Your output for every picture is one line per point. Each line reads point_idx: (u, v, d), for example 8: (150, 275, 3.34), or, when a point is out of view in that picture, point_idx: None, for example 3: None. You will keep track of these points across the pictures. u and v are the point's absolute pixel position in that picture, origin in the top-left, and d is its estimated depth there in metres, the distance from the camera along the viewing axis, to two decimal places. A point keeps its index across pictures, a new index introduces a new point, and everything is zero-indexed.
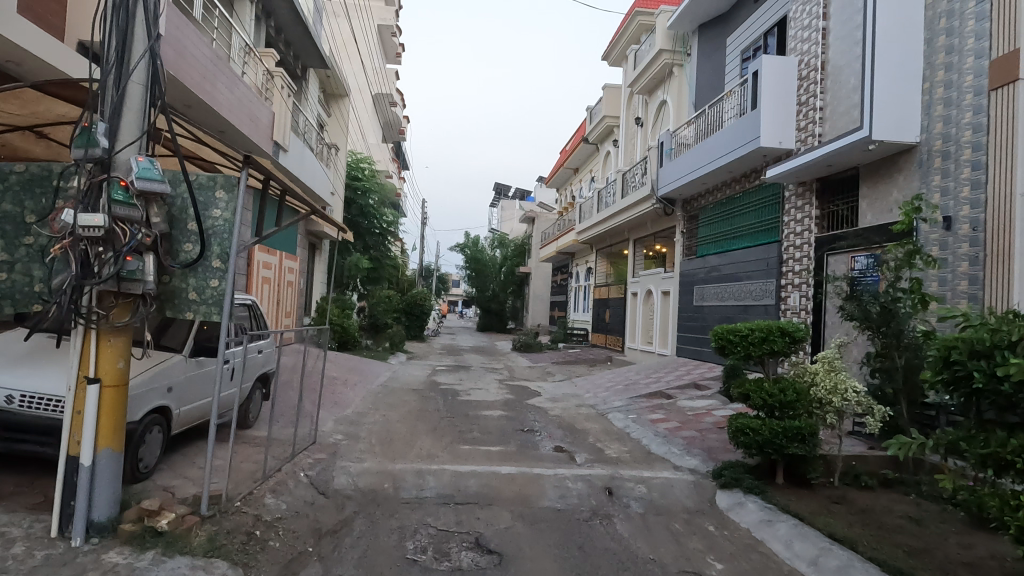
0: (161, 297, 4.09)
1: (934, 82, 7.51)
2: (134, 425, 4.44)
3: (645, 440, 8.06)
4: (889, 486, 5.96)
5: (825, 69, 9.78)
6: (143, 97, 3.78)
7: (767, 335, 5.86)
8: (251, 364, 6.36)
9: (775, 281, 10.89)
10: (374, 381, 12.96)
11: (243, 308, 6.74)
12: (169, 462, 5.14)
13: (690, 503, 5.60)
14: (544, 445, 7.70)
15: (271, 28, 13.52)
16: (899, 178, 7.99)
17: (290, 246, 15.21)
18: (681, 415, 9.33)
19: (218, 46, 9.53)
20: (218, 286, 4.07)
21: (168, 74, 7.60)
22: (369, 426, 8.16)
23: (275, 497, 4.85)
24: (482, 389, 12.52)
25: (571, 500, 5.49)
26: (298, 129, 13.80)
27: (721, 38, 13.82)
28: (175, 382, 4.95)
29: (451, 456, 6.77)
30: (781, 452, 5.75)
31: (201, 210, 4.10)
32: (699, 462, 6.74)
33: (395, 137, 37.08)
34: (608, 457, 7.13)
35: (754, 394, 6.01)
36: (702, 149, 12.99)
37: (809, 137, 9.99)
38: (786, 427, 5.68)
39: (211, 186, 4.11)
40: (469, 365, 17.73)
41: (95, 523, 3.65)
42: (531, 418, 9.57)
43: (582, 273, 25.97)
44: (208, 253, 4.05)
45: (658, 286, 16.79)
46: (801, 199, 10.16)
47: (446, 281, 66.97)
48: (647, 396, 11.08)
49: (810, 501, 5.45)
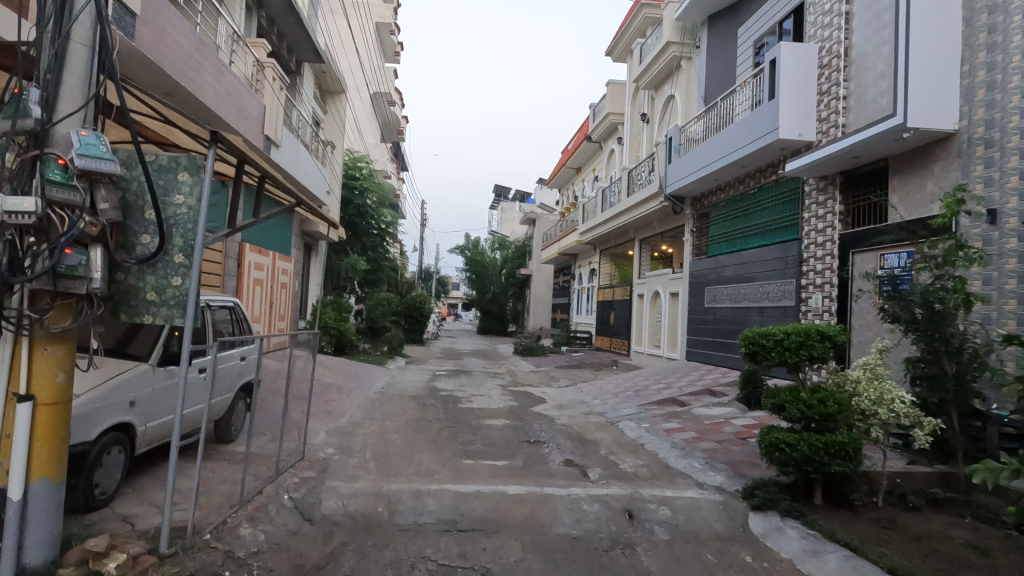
0: (113, 299, 3.50)
1: (975, 64, 6.93)
2: (87, 447, 3.85)
3: (662, 453, 7.45)
4: (938, 506, 5.40)
5: (848, 56, 9.20)
6: (88, 60, 3.20)
7: (805, 340, 5.25)
8: (231, 372, 5.76)
9: (795, 280, 10.30)
10: (372, 387, 12.35)
11: (223, 311, 6.15)
12: (133, 487, 4.54)
13: (721, 528, 5.02)
14: (553, 458, 7.11)
15: (263, 18, 12.93)
16: (934, 169, 7.43)
17: (283, 246, 14.61)
18: (697, 424, 8.72)
19: (203, 31, 8.92)
20: (182, 285, 3.50)
21: (145, 57, 6.97)
22: (363, 438, 7.56)
23: (252, 526, 4.26)
24: (484, 396, 11.92)
25: (587, 525, 4.89)
26: (292, 125, 13.21)
27: (733, 28, 13.26)
28: (139, 395, 4.37)
29: (452, 473, 6.16)
30: (821, 470, 5.14)
31: (160, 195, 3.51)
32: (724, 478, 6.16)
33: (394, 137, 36.48)
34: (624, 472, 6.52)
35: (791, 405, 5.39)
36: (713, 143, 12.39)
37: (832, 128, 9.40)
38: (828, 443, 5.07)
39: (171, 169, 3.54)
40: (469, 369, 17.11)
41: (27, 568, 3.05)
42: (537, 427, 8.98)
43: (586, 274, 25.31)
44: (169, 246, 3.48)
45: (666, 287, 16.17)
46: (822, 193, 9.60)
47: (445, 283, 66.49)
48: (659, 403, 10.48)
49: (857, 526, 4.85)
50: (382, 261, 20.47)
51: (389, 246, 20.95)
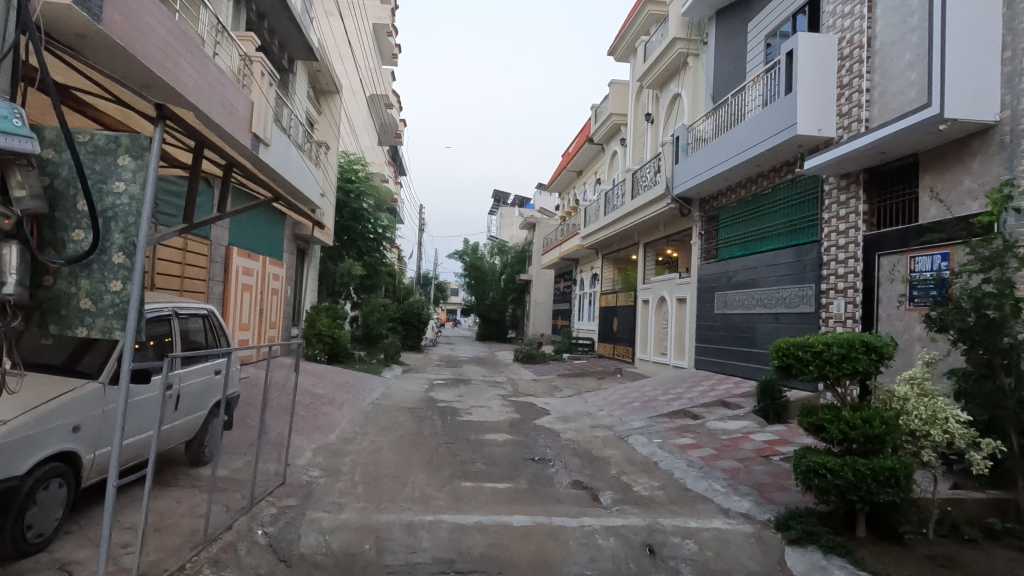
0: (39, 307, 2.91)
1: (1019, 50, 6.39)
2: (16, 483, 3.26)
3: (678, 473, 6.82)
4: (996, 538, 4.79)
5: (872, 46, 8.64)
6: None
7: (848, 352, 4.64)
8: (201, 387, 5.16)
9: (814, 285, 9.70)
10: (365, 398, 11.70)
11: (193, 319, 5.53)
12: (81, 523, 3.95)
13: (755, 565, 4.41)
14: (560, 479, 6.48)
15: (252, 11, 12.35)
16: (972, 164, 6.86)
17: (274, 251, 13.99)
18: (714, 439, 8.11)
19: (184, 21, 8.37)
20: (121, 290, 2.92)
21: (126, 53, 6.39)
22: (353, 457, 6.94)
23: (214, 572, 3.68)
24: (484, 407, 11.28)
25: (604, 564, 4.27)
26: (284, 125, 12.66)
27: (741, 23, 12.75)
28: (85, 418, 3.77)
29: (449, 498, 5.55)
30: (868, 500, 4.52)
31: (95, 182, 2.92)
32: (752, 504, 5.55)
33: (392, 141, 35.91)
34: (639, 497, 5.91)
35: (830, 425, 4.76)
36: (723, 142, 11.82)
37: (854, 123, 8.84)
38: (877, 469, 4.45)
39: (109, 151, 2.94)
40: (469, 378, 16.47)
41: None
42: (542, 443, 8.35)
43: (586, 279, 24.95)
44: (107, 244, 2.90)
45: (673, 292, 15.56)
46: (843, 192, 9.03)
47: (444, 289, 65.79)
48: (670, 416, 9.87)
49: (911, 565, 4.25)
50: (378, 266, 20.21)
51: (387, 250, 20.65)
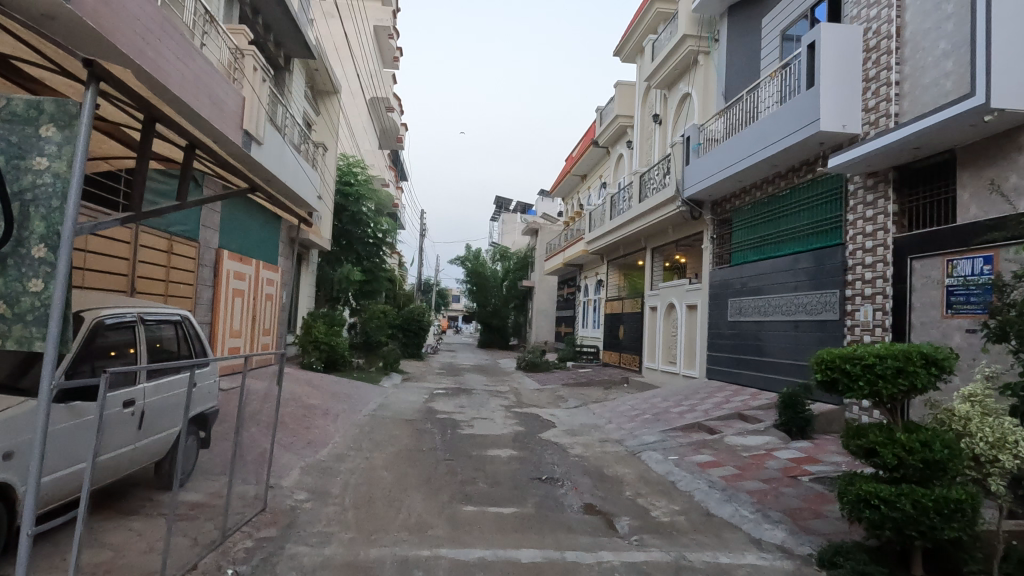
0: None
1: None
2: None
3: (699, 496, 6.22)
4: None
5: (901, 36, 8.10)
6: None
7: (905, 365, 4.07)
8: (171, 402, 4.60)
9: (838, 291, 9.11)
10: (361, 409, 11.13)
11: (165, 326, 4.97)
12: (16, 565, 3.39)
13: None
14: (570, 503, 5.89)
15: (245, 5, 11.84)
16: (1019, 159, 6.31)
17: (269, 255, 13.52)
18: (734, 456, 7.53)
19: (169, 8, 7.87)
20: (42, 291, 2.43)
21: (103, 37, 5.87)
22: (345, 477, 6.36)
23: None
24: (486, 419, 10.67)
25: None
26: (279, 123, 12.16)
27: (754, 18, 12.25)
28: (20, 443, 3.20)
29: (449, 526, 4.98)
30: (929, 536, 3.93)
31: (10, 159, 2.46)
32: (787, 534, 4.96)
33: (393, 146, 35.43)
34: (658, 524, 5.33)
35: (883, 448, 4.19)
36: (738, 141, 11.26)
37: (882, 118, 8.28)
38: (938, 499, 3.87)
39: (30, 120, 2.50)
40: (470, 387, 15.85)
41: None
42: (548, 460, 7.76)
43: (591, 286, 24.23)
44: (24, 234, 2.43)
45: (682, 298, 14.96)
46: (871, 192, 8.46)
47: (444, 295, 65.34)
48: (684, 430, 9.27)
49: None
50: (378, 272, 19.46)
51: (387, 255, 20.01)
